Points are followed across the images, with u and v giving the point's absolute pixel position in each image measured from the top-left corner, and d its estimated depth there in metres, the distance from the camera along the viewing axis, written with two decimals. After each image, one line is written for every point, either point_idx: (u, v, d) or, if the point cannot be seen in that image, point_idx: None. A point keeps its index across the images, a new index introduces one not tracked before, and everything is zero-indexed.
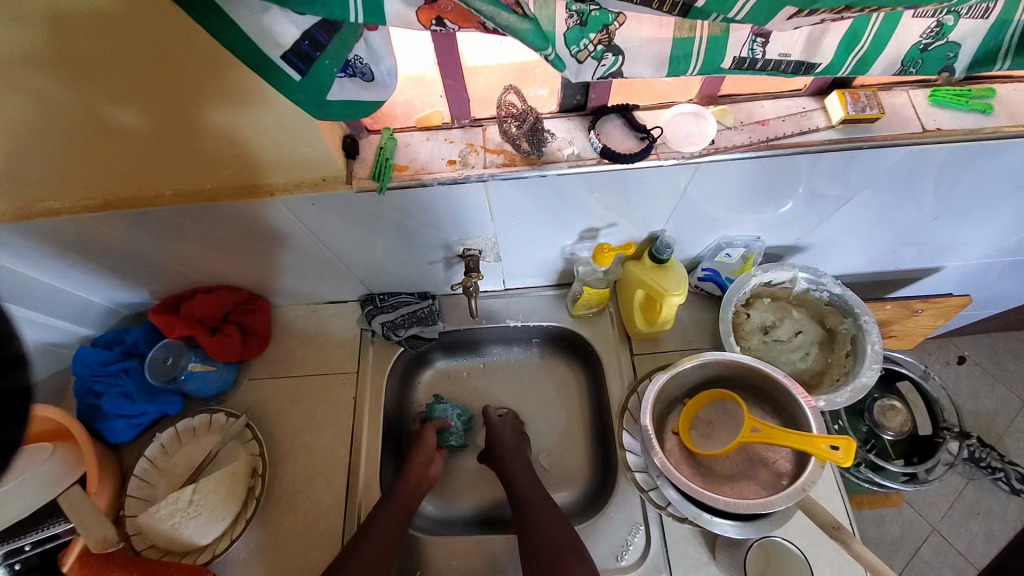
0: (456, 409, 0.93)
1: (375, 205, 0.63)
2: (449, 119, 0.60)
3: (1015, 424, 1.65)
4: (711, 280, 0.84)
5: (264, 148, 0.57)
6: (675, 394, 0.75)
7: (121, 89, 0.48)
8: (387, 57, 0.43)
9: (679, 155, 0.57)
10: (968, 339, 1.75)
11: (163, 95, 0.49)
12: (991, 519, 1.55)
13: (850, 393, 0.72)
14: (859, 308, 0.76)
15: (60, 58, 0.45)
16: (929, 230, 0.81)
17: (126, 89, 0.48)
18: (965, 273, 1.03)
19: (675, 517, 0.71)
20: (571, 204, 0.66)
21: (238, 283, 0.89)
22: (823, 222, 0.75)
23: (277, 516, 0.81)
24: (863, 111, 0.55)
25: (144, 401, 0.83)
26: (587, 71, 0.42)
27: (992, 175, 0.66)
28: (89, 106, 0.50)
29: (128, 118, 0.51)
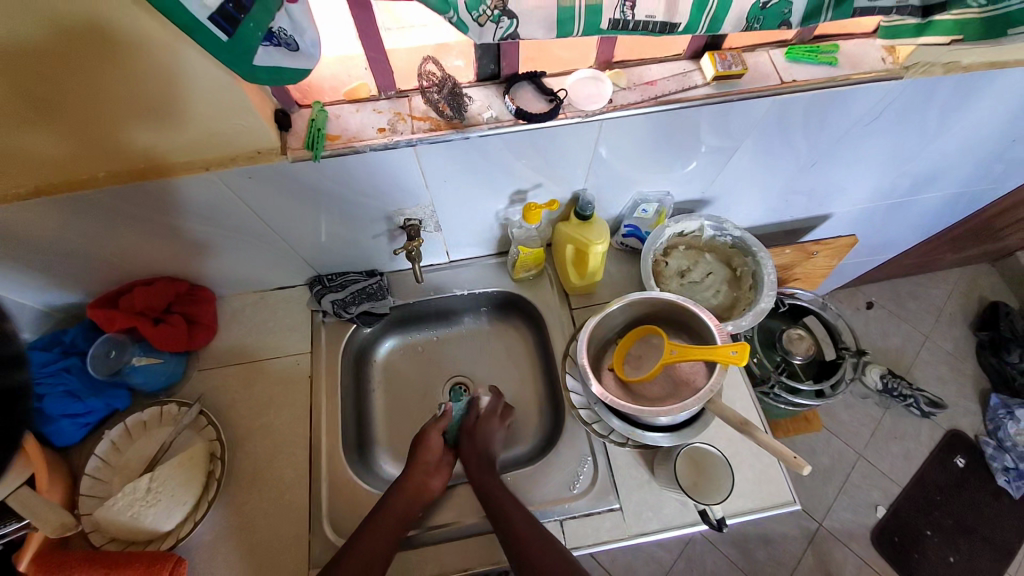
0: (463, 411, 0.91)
1: (312, 176, 0.67)
2: (375, 91, 0.65)
3: (918, 356, 1.88)
4: (633, 235, 0.93)
5: (197, 122, 0.59)
6: (607, 336, 0.84)
7: (40, 69, 0.49)
8: (309, 28, 0.48)
9: (583, 113, 0.65)
10: (874, 286, 1.98)
11: (86, 74, 0.51)
12: (906, 441, 1.76)
13: (753, 317, 0.83)
14: (756, 247, 0.88)
15: None
16: (811, 177, 0.94)
17: (45, 69, 0.49)
18: (851, 217, 1.19)
19: (617, 443, 0.80)
20: (498, 167, 0.73)
21: (181, 274, 0.89)
22: (719, 174, 0.87)
23: (242, 497, 0.83)
24: (729, 68, 0.66)
25: (91, 397, 0.82)
26: (489, 33, 0.49)
27: (847, 122, 0.79)
28: (6, 94, 0.51)
29: (49, 104, 0.53)
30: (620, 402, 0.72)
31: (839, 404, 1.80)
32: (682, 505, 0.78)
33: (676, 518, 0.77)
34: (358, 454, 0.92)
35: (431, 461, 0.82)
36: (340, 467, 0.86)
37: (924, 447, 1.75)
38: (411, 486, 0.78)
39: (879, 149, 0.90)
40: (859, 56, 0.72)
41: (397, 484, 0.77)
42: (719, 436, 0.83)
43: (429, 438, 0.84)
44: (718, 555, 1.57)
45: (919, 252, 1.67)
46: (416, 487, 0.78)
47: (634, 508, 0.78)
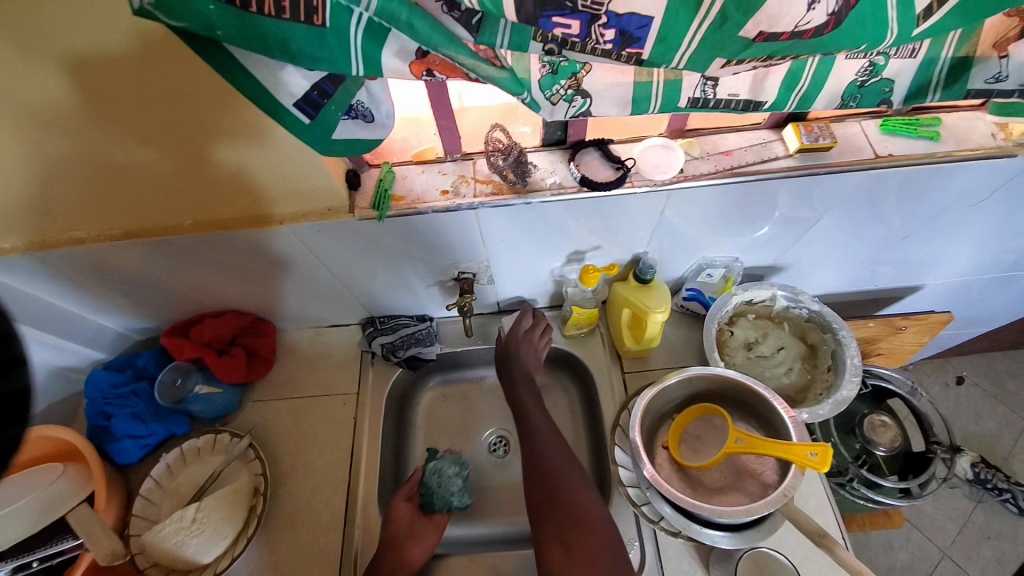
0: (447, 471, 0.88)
1: (374, 231, 0.68)
2: (442, 154, 0.66)
3: (1020, 444, 1.63)
4: (695, 300, 0.88)
5: (272, 180, 0.62)
6: (664, 410, 0.78)
7: (145, 127, 0.54)
8: (385, 101, 0.50)
9: (651, 183, 0.62)
10: (966, 360, 1.76)
11: (182, 132, 0.55)
12: (1003, 544, 1.51)
13: (831, 406, 0.75)
14: (836, 323, 0.80)
15: (94, 103, 0.51)
16: (901, 249, 0.85)
17: (149, 127, 0.54)
18: (945, 290, 1.07)
19: (668, 532, 0.71)
20: (558, 229, 0.71)
21: (246, 308, 0.93)
22: (796, 243, 0.80)
23: (277, 535, 0.83)
24: (816, 141, 0.61)
25: (153, 422, 0.86)
26: (560, 112, 0.48)
27: (950, 197, 0.71)
28: (111, 129, 0.54)
29: (146, 143, 0.56)
30: (675, 492, 0.66)
31: None
32: None
33: None
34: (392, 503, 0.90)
35: (402, 534, 0.80)
36: (372, 519, 0.84)
37: None
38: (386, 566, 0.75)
39: (985, 224, 0.80)
40: (965, 130, 0.65)
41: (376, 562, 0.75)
42: (784, 537, 0.74)
43: (394, 511, 0.82)
44: None
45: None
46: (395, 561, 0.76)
47: None
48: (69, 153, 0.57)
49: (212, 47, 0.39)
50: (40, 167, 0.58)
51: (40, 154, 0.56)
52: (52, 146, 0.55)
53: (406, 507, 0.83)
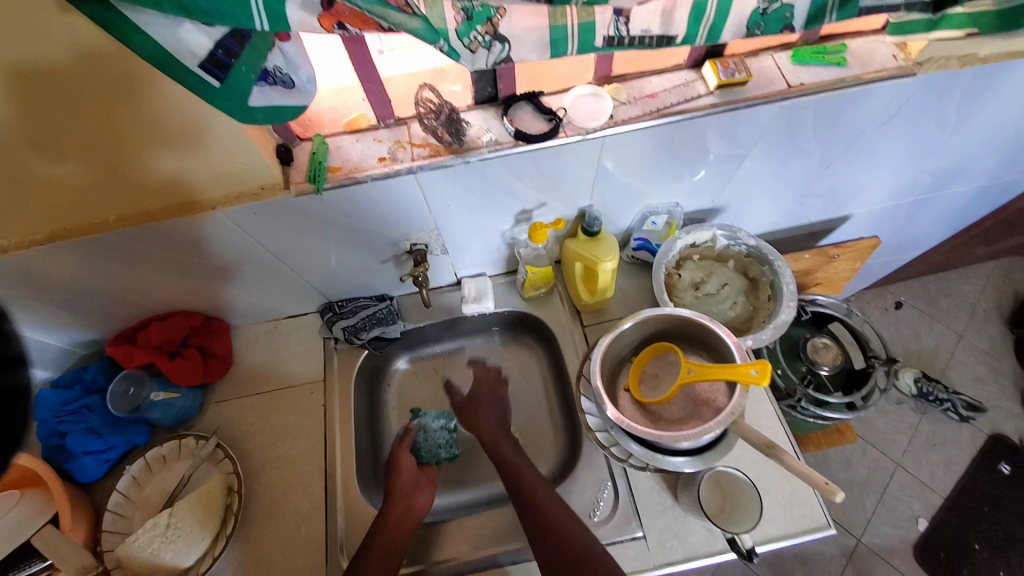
0: (438, 420, 0.96)
1: (315, 207, 0.67)
2: (374, 120, 0.65)
3: (955, 356, 1.79)
4: (644, 249, 0.91)
5: (199, 164, 0.60)
6: (622, 353, 0.82)
7: (45, 120, 0.51)
8: (303, 65, 0.49)
9: (584, 130, 0.64)
10: (902, 285, 1.90)
11: (87, 120, 0.52)
12: (948, 448, 1.66)
13: (773, 330, 0.80)
14: (772, 255, 0.85)
15: None
16: (826, 179, 0.91)
17: (49, 118, 0.51)
18: (872, 217, 1.14)
19: (636, 467, 0.76)
20: (502, 188, 0.72)
21: (196, 308, 0.90)
22: (729, 183, 0.84)
23: (258, 530, 0.82)
24: (733, 76, 0.64)
25: (111, 434, 0.83)
26: (481, 60, 0.49)
27: (861, 122, 0.76)
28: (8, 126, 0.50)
29: (56, 134, 0.52)
30: (636, 425, 0.70)
31: (872, 410, 1.72)
32: (709, 532, 0.74)
33: (703, 546, 0.74)
34: (373, 483, 0.91)
35: (406, 483, 0.81)
36: (353, 500, 0.84)
37: (967, 454, 1.65)
38: (394, 513, 0.76)
39: (898, 146, 0.86)
40: (867, 54, 0.69)
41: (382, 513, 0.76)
42: (744, 457, 0.79)
43: (399, 462, 0.85)
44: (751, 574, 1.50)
45: (950, 248, 1.60)
46: (404, 508, 0.77)
47: (659, 536, 0.75)
48: None
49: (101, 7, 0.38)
50: None
51: None
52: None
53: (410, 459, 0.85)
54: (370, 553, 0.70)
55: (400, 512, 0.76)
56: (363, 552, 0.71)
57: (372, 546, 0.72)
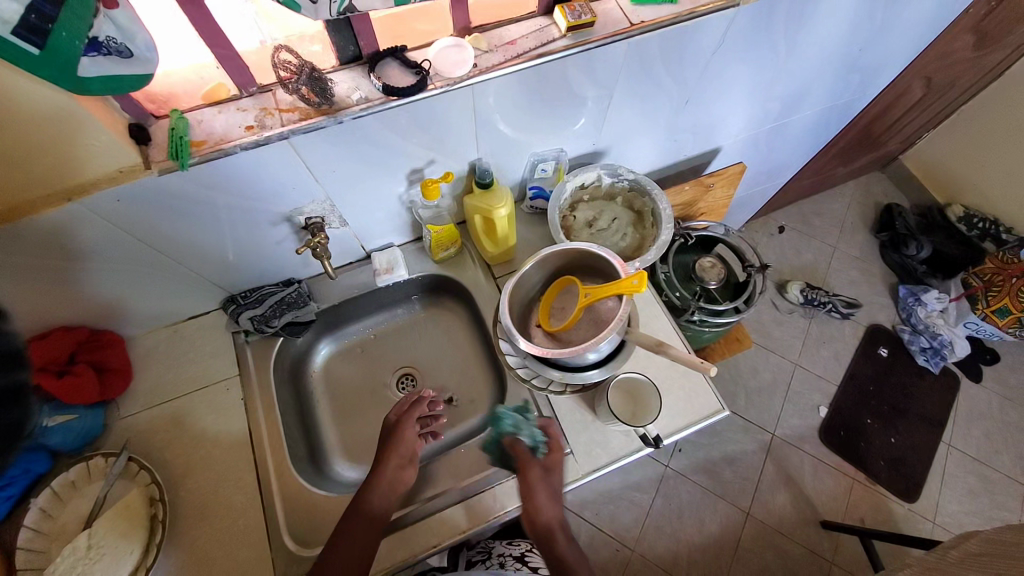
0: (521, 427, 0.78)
1: (186, 186, 0.65)
2: (235, 90, 0.63)
3: (832, 265, 2.06)
4: (540, 197, 0.97)
5: (37, 152, 0.56)
6: (529, 293, 0.88)
7: None
8: (139, 33, 0.47)
9: (450, 80, 0.67)
10: (783, 212, 2.15)
11: None
12: (834, 343, 1.93)
13: (657, 250, 0.89)
14: (650, 185, 0.93)
15: None
16: (690, 114, 1.01)
17: None
18: (739, 146, 1.28)
19: (557, 392, 0.85)
20: (385, 148, 0.73)
21: (78, 322, 0.83)
22: (604, 124, 0.91)
23: (192, 533, 0.80)
24: (580, 18, 0.69)
25: (4, 468, 0.75)
26: (324, 10, 0.50)
27: (704, 55, 0.85)
28: None
29: None
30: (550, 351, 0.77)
31: (771, 323, 1.95)
32: (627, 436, 0.83)
33: (623, 448, 0.82)
34: (310, 465, 0.91)
35: (403, 456, 0.79)
36: (290, 482, 0.84)
37: (849, 346, 1.93)
38: (372, 502, 0.74)
39: (743, 76, 0.98)
40: None
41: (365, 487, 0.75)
42: (648, 366, 0.89)
43: (401, 432, 0.82)
44: (690, 484, 1.67)
45: (813, 171, 1.83)
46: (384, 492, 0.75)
47: (584, 448, 0.83)
48: None
49: None
50: None
51: None
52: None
53: (414, 429, 0.83)
54: (350, 528, 0.71)
55: (385, 482, 0.76)
56: (339, 530, 0.71)
57: (355, 520, 0.72)
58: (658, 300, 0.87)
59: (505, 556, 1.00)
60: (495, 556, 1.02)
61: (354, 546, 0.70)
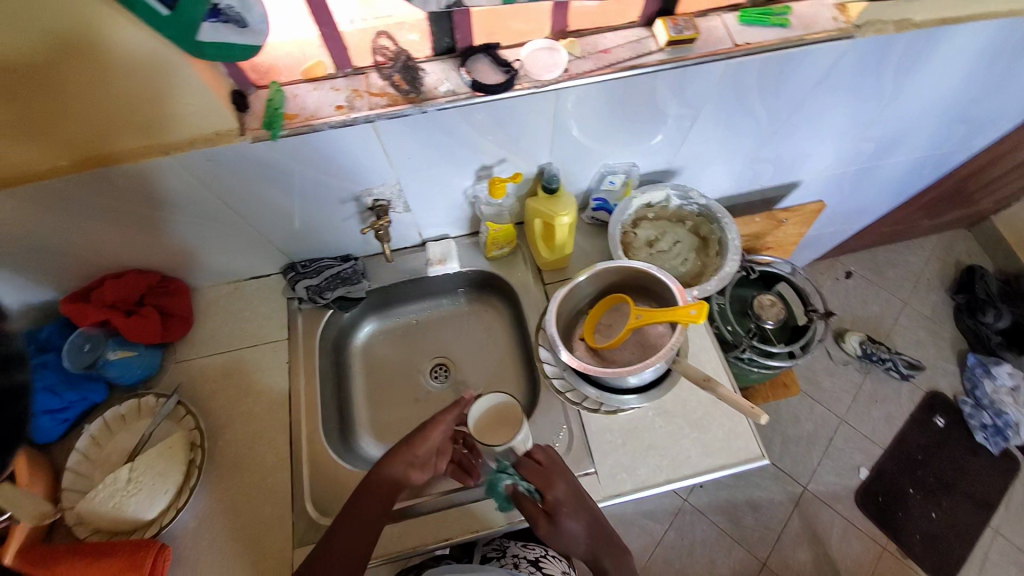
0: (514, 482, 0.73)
1: (272, 156, 0.67)
2: (331, 69, 0.66)
3: (897, 322, 1.92)
4: (603, 209, 0.95)
5: (148, 106, 0.59)
6: (579, 306, 0.85)
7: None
8: (256, 5, 0.49)
9: (537, 83, 0.66)
10: (853, 257, 2.03)
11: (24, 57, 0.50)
12: (886, 404, 1.80)
13: (718, 282, 0.85)
14: (720, 213, 0.90)
15: None
16: (775, 144, 0.96)
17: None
18: (820, 184, 1.21)
19: (590, 410, 0.82)
20: (460, 141, 0.73)
21: (152, 266, 0.88)
22: (684, 144, 0.88)
23: (223, 481, 0.84)
24: (681, 33, 0.67)
25: (67, 391, 0.83)
26: None
27: (803, 86, 0.80)
28: None
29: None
30: (593, 368, 0.74)
31: (821, 371, 1.84)
32: (658, 468, 0.81)
33: (651, 479, 0.80)
34: (340, 435, 0.93)
35: (420, 456, 0.74)
36: (319, 449, 0.86)
37: (905, 410, 1.79)
38: (380, 487, 0.72)
39: (841, 112, 0.92)
40: (808, 18, 0.73)
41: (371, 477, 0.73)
42: (690, 399, 0.85)
43: (432, 430, 0.75)
44: (708, 523, 1.61)
45: (895, 219, 1.71)
46: (392, 483, 0.72)
47: (610, 470, 0.80)
48: None
49: None
50: None
51: None
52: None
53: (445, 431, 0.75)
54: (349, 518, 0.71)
55: (393, 475, 0.73)
56: (343, 513, 0.71)
57: (358, 508, 0.71)
58: (710, 333, 0.83)
59: (520, 558, 1.00)
60: (510, 557, 1.00)
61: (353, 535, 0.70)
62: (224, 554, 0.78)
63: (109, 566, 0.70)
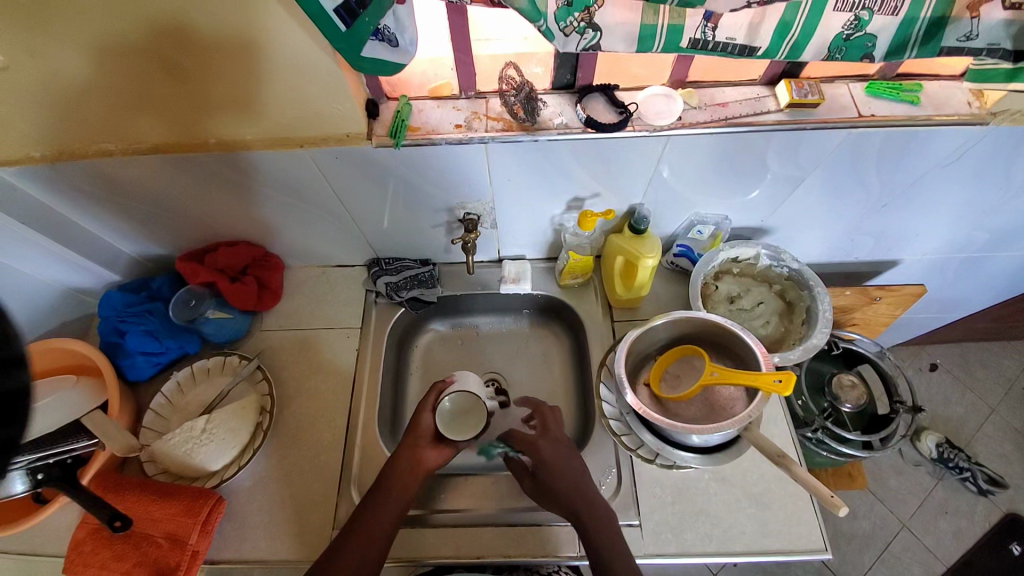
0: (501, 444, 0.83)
1: (389, 161, 0.73)
2: (456, 90, 0.70)
3: (984, 429, 1.72)
4: (685, 256, 0.93)
5: (298, 102, 0.66)
6: (647, 351, 0.85)
7: (180, 39, 0.57)
8: (410, 27, 0.54)
9: (650, 128, 0.67)
10: (940, 347, 1.85)
11: (214, 45, 0.58)
12: (959, 519, 1.61)
13: (802, 353, 0.81)
14: (813, 281, 0.86)
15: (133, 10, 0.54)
16: (880, 219, 0.91)
17: (184, 39, 0.57)
18: (921, 266, 1.13)
19: (643, 458, 0.79)
20: (560, 171, 0.75)
21: (258, 240, 0.97)
22: (783, 204, 0.85)
23: (281, 450, 0.89)
24: (806, 96, 0.66)
25: (166, 338, 0.91)
26: (572, 44, 0.53)
27: (925, 165, 0.76)
28: (149, 39, 0.57)
29: (186, 54, 0.59)
30: (656, 416, 0.73)
31: (886, 467, 1.68)
32: (705, 534, 0.78)
33: (695, 544, 0.77)
34: (390, 429, 0.96)
35: (423, 437, 0.80)
36: (371, 439, 0.90)
37: (980, 529, 1.59)
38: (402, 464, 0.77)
39: (957, 197, 0.86)
40: (942, 98, 0.70)
41: (391, 462, 0.77)
42: (750, 471, 0.82)
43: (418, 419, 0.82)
44: None
45: (997, 316, 1.55)
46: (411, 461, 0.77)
47: (654, 527, 0.78)
48: (109, 63, 0.60)
49: None
50: (78, 72, 0.61)
51: (80, 61, 0.60)
52: (62, 39, 0.57)
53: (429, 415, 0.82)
54: (382, 498, 0.74)
55: (408, 459, 0.77)
56: (373, 494, 0.74)
57: (386, 486, 0.75)
58: (785, 405, 0.80)
59: None
60: None
61: (387, 512, 0.73)
62: (271, 520, 0.83)
63: (172, 506, 0.77)
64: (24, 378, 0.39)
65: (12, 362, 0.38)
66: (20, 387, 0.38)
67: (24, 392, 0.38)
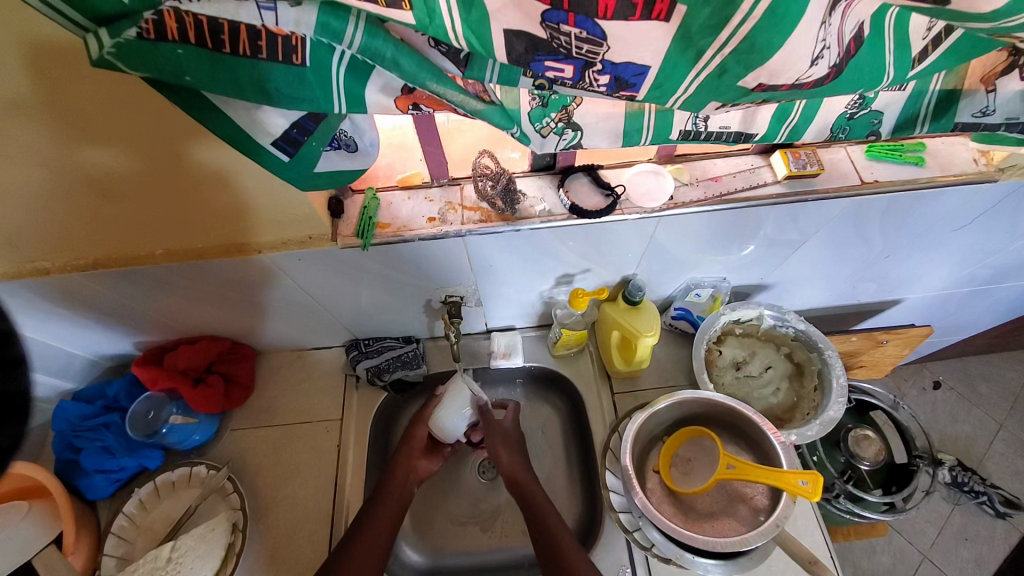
0: None
1: (359, 259, 0.67)
2: (428, 179, 0.66)
3: (993, 447, 1.62)
4: (684, 318, 0.88)
5: (265, 208, 0.60)
6: (654, 431, 0.78)
7: (124, 138, 0.49)
8: (369, 130, 0.48)
9: (642, 211, 0.63)
10: (942, 364, 1.75)
11: (162, 142, 0.50)
12: (980, 544, 1.48)
13: (819, 427, 0.76)
14: (822, 343, 0.80)
15: (70, 108, 0.46)
16: (883, 267, 0.87)
17: (130, 139, 0.49)
18: (924, 303, 1.09)
19: (658, 558, 0.71)
20: (547, 254, 0.70)
21: (223, 334, 0.90)
22: (784, 262, 0.80)
23: (256, 572, 0.79)
24: (804, 168, 0.63)
25: (124, 456, 0.82)
26: (551, 144, 0.48)
27: (930, 219, 0.72)
28: (90, 141, 0.49)
29: (135, 155, 0.51)
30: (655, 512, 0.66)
31: None
32: None
33: None
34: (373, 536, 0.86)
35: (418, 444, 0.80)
36: None
37: (1000, 551, 1.47)
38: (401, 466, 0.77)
39: (962, 242, 0.81)
40: (946, 156, 0.66)
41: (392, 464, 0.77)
42: (776, 561, 0.75)
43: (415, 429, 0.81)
44: None
45: (996, 333, 1.50)
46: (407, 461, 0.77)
47: None
48: (42, 171, 0.52)
49: (180, 91, 0.37)
50: (8, 193, 0.53)
51: (11, 179, 0.52)
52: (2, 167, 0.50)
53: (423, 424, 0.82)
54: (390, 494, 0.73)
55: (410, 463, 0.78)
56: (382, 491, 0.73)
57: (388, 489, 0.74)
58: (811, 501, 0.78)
59: None
60: None
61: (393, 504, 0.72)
62: None
63: None
64: (23, 382, 0.38)
65: (8, 365, 0.37)
66: (19, 392, 0.38)
67: (23, 399, 0.38)
